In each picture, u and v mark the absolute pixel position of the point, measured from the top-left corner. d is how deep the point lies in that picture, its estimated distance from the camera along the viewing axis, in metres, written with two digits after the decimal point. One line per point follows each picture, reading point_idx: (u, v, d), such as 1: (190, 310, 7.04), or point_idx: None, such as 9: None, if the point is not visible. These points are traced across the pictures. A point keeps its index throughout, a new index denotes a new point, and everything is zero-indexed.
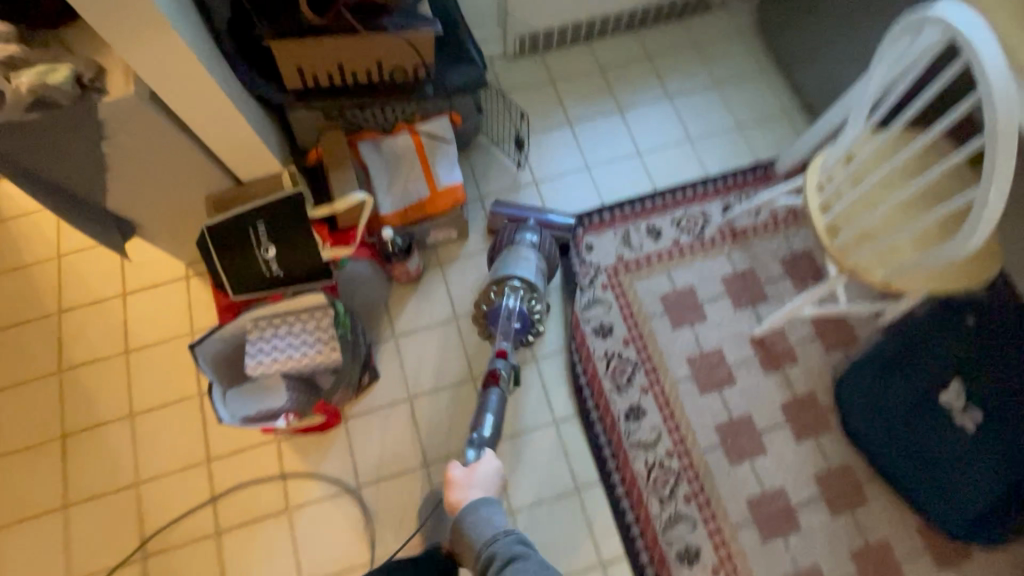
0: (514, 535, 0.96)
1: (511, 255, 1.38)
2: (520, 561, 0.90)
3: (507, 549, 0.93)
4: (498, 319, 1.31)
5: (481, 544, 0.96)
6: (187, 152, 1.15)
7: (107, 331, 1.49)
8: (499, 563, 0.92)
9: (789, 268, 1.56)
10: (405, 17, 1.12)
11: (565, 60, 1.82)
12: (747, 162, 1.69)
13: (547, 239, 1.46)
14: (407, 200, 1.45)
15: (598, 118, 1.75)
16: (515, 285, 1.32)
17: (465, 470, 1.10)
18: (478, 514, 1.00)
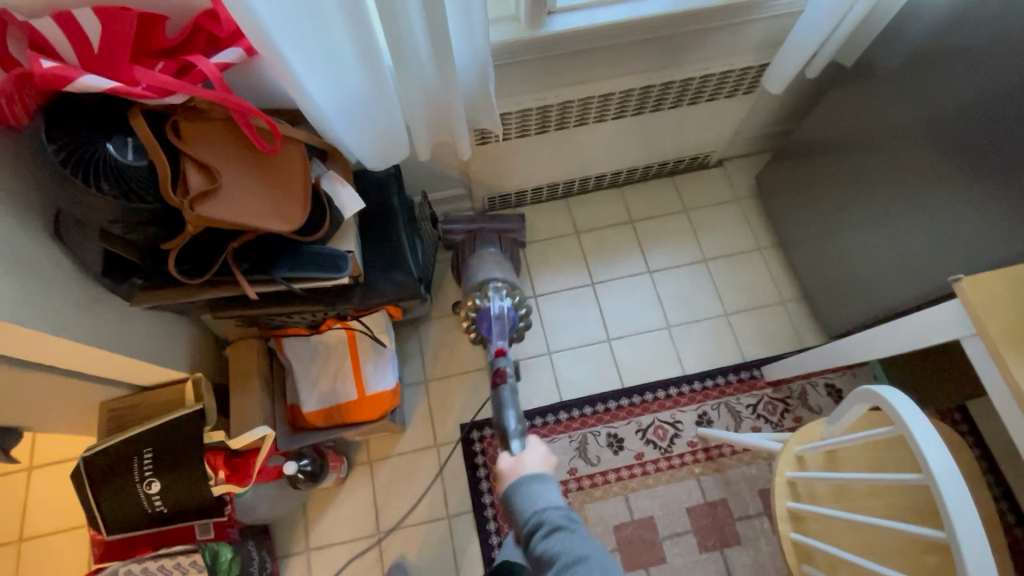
0: (565, 508, 0.81)
1: (490, 261, 1.45)
2: (564, 535, 0.77)
3: (554, 518, 0.79)
4: (490, 325, 1.28)
5: (527, 515, 0.80)
6: (65, 383, 1.03)
7: (5, 513, 1.37)
8: (544, 532, 0.78)
9: (769, 503, 1.34)
10: (304, 262, 0.97)
11: (539, 219, 1.67)
12: (732, 360, 1.49)
13: (504, 242, 1.52)
14: (332, 401, 1.30)
15: (568, 292, 1.58)
16: (496, 288, 1.38)
17: (511, 458, 0.90)
18: (521, 488, 0.84)
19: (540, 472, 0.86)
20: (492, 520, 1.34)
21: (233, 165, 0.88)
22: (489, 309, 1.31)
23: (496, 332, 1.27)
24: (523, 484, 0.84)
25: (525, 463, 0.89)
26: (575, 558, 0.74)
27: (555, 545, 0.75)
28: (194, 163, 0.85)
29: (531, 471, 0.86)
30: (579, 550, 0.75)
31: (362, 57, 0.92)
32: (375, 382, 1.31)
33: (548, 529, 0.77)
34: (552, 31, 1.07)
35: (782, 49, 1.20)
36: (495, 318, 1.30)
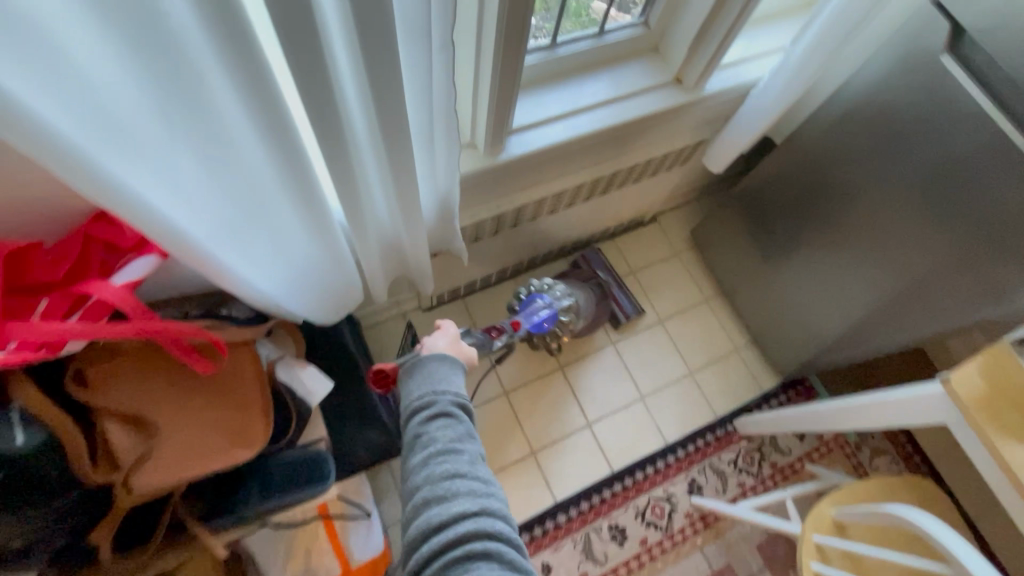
0: (462, 402, 0.80)
1: (580, 300, 1.41)
2: (448, 421, 0.77)
3: (446, 402, 0.78)
4: (533, 306, 1.25)
5: (415, 390, 0.80)
6: None
7: None
8: (429, 414, 0.77)
9: (767, 555, 1.39)
10: (278, 483, 0.78)
11: (491, 305, 1.57)
12: (706, 419, 1.52)
13: (602, 305, 1.54)
14: None
15: (536, 381, 1.50)
16: (560, 293, 1.30)
17: (437, 335, 0.89)
18: (424, 370, 0.81)
19: (442, 354, 0.84)
20: None
21: (165, 401, 0.69)
22: (535, 300, 1.27)
23: (536, 318, 1.24)
24: (427, 355, 0.83)
25: (430, 347, 0.86)
26: (454, 445, 0.75)
27: (435, 431, 0.76)
28: (116, 417, 0.65)
29: (436, 350, 0.85)
30: (459, 438, 0.76)
31: (314, 230, 0.74)
32: (360, 550, 1.13)
33: (432, 420, 0.77)
34: (515, 154, 0.98)
35: (734, 123, 1.22)
36: (541, 307, 1.25)
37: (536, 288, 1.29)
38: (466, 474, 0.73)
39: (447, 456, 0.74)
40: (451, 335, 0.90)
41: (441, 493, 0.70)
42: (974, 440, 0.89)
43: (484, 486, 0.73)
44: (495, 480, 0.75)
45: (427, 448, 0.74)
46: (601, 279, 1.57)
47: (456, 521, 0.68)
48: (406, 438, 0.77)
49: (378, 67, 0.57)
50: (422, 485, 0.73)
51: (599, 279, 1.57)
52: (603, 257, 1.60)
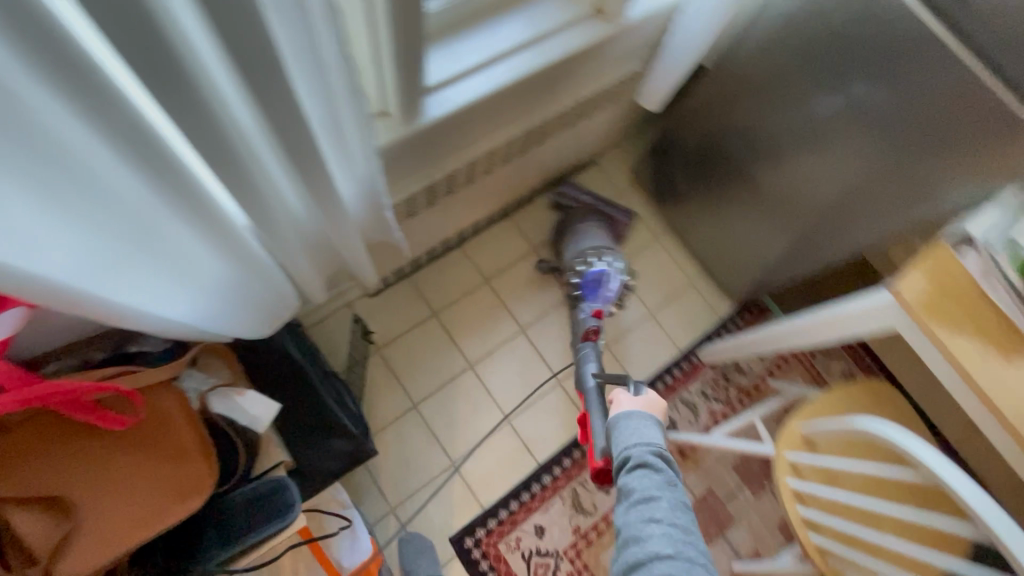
0: (659, 449, 0.82)
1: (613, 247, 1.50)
2: (645, 470, 0.80)
3: (638, 454, 0.82)
4: (599, 282, 1.43)
5: (616, 449, 0.85)
6: None
7: None
8: (629, 466, 0.81)
9: (743, 473, 1.46)
10: (236, 525, 0.71)
11: (441, 278, 1.49)
12: (672, 355, 1.54)
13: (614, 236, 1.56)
14: None
15: (501, 350, 1.46)
16: (603, 253, 1.45)
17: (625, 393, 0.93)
18: (621, 428, 0.86)
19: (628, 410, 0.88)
20: None
21: (81, 469, 0.59)
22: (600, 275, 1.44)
23: (608, 293, 1.43)
24: (618, 420, 0.88)
25: (621, 406, 0.91)
26: (653, 494, 0.78)
27: (627, 482, 0.80)
28: (23, 502, 0.55)
29: (627, 409, 0.89)
30: (659, 490, 0.78)
31: (212, 239, 0.63)
32: (348, 558, 1.08)
33: (633, 468, 0.81)
34: (434, 118, 0.88)
35: (665, 54, 1.16)
36: (602, 278, 1.43)
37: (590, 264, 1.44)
38: (667, 532, 0.75)
39: (642, 504, 0.78)
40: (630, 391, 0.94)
41: (636, 555, 0.74)
42: (924, 341, 0.92)
43: (683, 537, 0.75)
44: (698, 539, 0.76)
45: (626, 491, 0.79)
46: (598, 211, 1.56)
47: (650, 564, 0.73)
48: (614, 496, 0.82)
49: (233, 37, 0.45)
50: (620, 539, 0.78)
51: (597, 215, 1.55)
52: (582, 192, 1.55)
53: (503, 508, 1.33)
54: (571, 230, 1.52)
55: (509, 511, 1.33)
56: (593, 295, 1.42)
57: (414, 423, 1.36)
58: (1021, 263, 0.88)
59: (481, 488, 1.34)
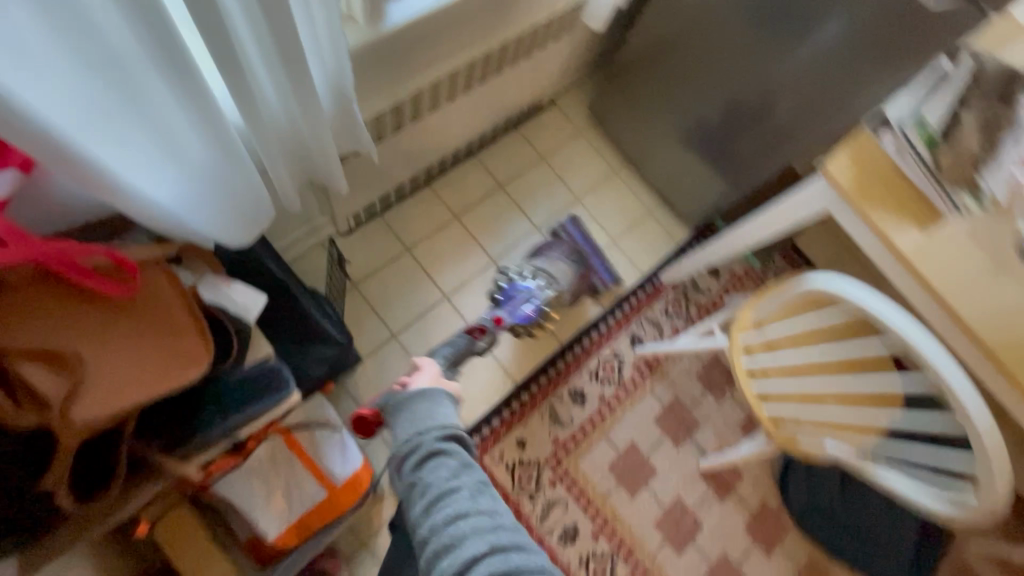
0: (449, 427, 0.69)
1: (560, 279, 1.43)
2: (439, 461, 0.66)
3: (432, 442, 0.67)
4: (513, 296, 1.30)
5: (403, 435, 0.69)
6: None
7: None
8: (416, 461, 0.66)
9: (706, 381, 1.57)
10: (231, 401, 0.74)
11: (410, 217, 1.53)
12: (635, 279, 1.64)
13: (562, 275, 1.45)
14: (299, 510, 1.10)
15: (474, 281, 1.52)
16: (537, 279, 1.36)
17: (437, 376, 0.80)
18: (405, 410, 0.71)
19: (429, 389, 0.73)
20: None
21: (81, 335, 0.61)
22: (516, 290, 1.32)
23: (518, 308, 1.26)
24: (402, 403, 0.72)
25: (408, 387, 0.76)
26: (449, 483, 0.64)
27: (429, 477, 0.65)
28: (33, 357, 0.57)
29: (414, 392, 0.73)
30: (450, 479, 0.64)
31: (199, 118, 0.66)
32: (341, 468, 1.14)
33: (420, 459, 0.66)
34: (397, 24, 0.93)
35: None
36: (516, 297, 1.31)
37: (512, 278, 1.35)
38: (475, 519, 0.61)
39: (442, 495, 0.63)
40: (431, 371, 0.79)
41: (447, 539, 0.60)
42: (853, 218, 1.03)
43: (489, 520, 0.62)
44: (504, 514, 0.64)
45: (427, 496, 0.63)
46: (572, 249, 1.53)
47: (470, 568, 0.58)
48: (408, 500, 0.65)
49: None
50: (426, 547, 0.62)
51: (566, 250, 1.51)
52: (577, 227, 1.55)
53: (486, 424, 1.40)
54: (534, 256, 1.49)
55: (491, 427, 1.40)
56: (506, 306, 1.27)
57: (395, 351, 1.41)
58: (927, 136, 0.99)
59: (463, 409, 1.41)
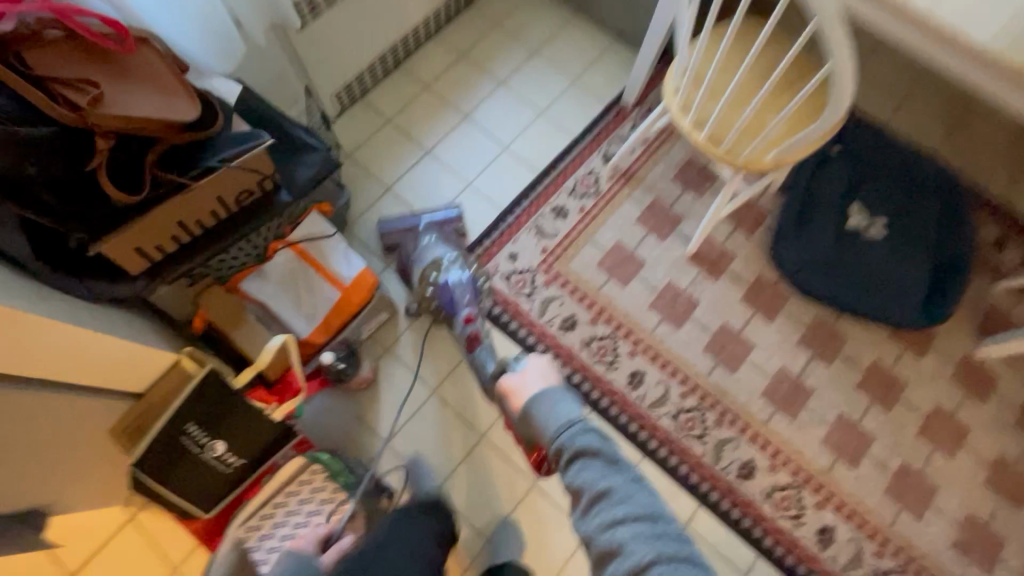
0: (586, 422, 0.86)
1: (437, 249, 1.46)
2: (586, 460, 0.82)
3: (577, 443, 0.83)
4: (452, 294, 1.39)
5: (551, 432, 0.86)
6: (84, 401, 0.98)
7: None
8: (566, 457, 0.83)
9: (683, 180, 1.65)
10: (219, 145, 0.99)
11: (387, 95, 1.74)
12: (600, 107, 1.75)
13: (446, 233, 1.52)
14: (321, 308, 1.31)
15: (451, 135, 1.70)
16: (449, 261, 1.43)
17: (517, 377, 0.95)
18: (538, 405, 0.89)
19: (549, 389, 0.90)
20: (511, 319, 1.49)
21: (92, 70, 0.85)
22: (445, 287, 1.40)
23: (466, 295, 1.40)
24: (536, 400, 0.90)
25: (527, 389, 0.92)
26: (599, 479, 0.80)
27: (579, 474, 0.81)
28: (66, 86, 0.82)
29: (540, 389, 0.91)
30: (598, 475, 0.80)
31: None
32: (347, 271, 1.34)
33: (569, 463, 0.83)
34: None
35: None
36: (453, 293, 1.40)
37: (436, 282, 1.41)
38: (623, 494, 0.78)
39: (593, 487, 0.80)
40: (542, 368, 0.95)
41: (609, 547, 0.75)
42: None
43: (639, 497, 0.79)
44: (647, 485, 0.81)
45: (583, 496, 0.80)
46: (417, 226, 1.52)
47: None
48: (564, 486, 0.83)
49: None
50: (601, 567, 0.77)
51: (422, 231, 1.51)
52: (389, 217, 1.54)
53: (478, 245, 1.57)
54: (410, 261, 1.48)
55: (483, 247, 1.57)
56: (457, 306, 1.39)
57: (390, 201, 1.62)
58: None
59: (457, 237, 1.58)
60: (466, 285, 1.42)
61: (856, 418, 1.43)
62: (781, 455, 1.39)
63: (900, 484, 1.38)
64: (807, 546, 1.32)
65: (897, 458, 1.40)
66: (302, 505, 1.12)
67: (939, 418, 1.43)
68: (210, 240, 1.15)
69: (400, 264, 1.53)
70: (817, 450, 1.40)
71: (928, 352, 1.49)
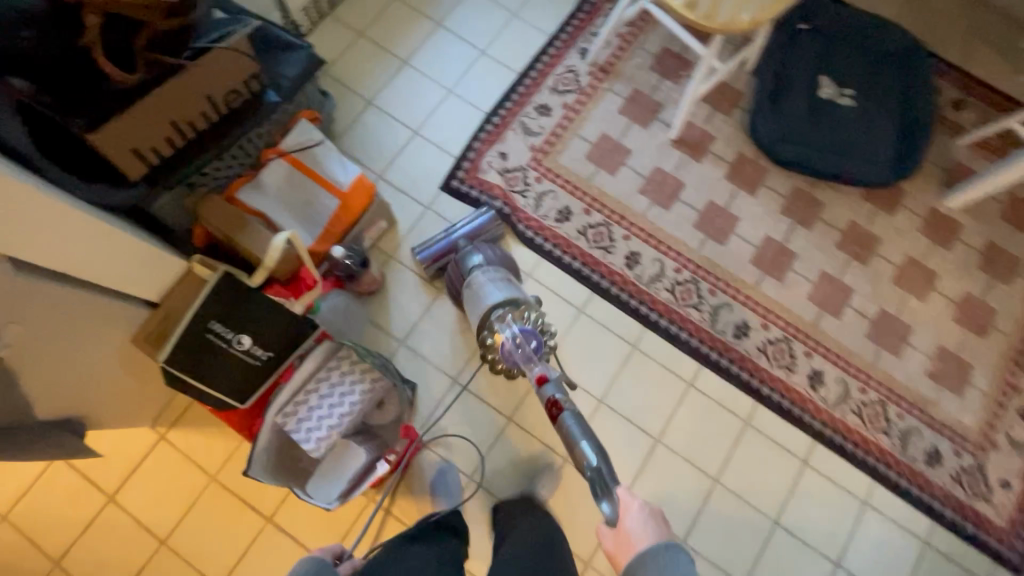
0: None
1: (483, 285, 1.24)
2: None
3: None
4: (513, 357, 1.12)
5: None
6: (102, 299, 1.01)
7: (128, 533, 1.29)
8: None
9: (661, 69, 1.68)
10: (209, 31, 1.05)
11: (356, 8, 1.70)
12: (572, 4, 1.74)
13: (491, 251, 1.35)
14: (322, 215, 1.32)
15: (426, 44, 1.68)
16: (498, 314, 1.16)
17: (615, 529, 0.97)
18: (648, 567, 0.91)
19: (655, 548, 0.92)
20: (508, 217, 1.53)
21: None
22: (505, 346, 1.13)
23: (530, 349, 1.12)
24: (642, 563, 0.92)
25: (636, 540, 0.94)
26: None
27: None
28: None
29: (649, 546, 0.93)
30: None
31: None
32: (344, 176, 1.35)
33: None
34: None
35: None
36: (513, 348, 1.12)
37: (492, 337, 1.15)
38: None
39: None
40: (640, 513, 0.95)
41: None
42: None
43: None
44: None
45: None
46: (457, 248, 1.39)
47: None
48: None
49: None
50: None
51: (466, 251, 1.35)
52: (427, 240, 1.42)
53: (467, 149, 1.58)
54: (467, 299, 1.27)
55: (473, 151, 1.58)
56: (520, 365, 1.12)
57: (374, 113, 1.61)
58: None
59: (445, 143, 1.59)
60: (528, 337, 1.13)
61: (837, 274, 1.54)
62: (772, 314, 1.49)
63: (879, 328, 1.51)
64: (800, 390, 1.45)
65: (876, 306, 1.52)
66: (332, 387, 1.15)
67: (911, 266, 1.56)
68: (205, 146, 1.14)
69: (454, 292, 1.38)
70: (803, 306, 1.51)
71: (898, 209, 1.60)
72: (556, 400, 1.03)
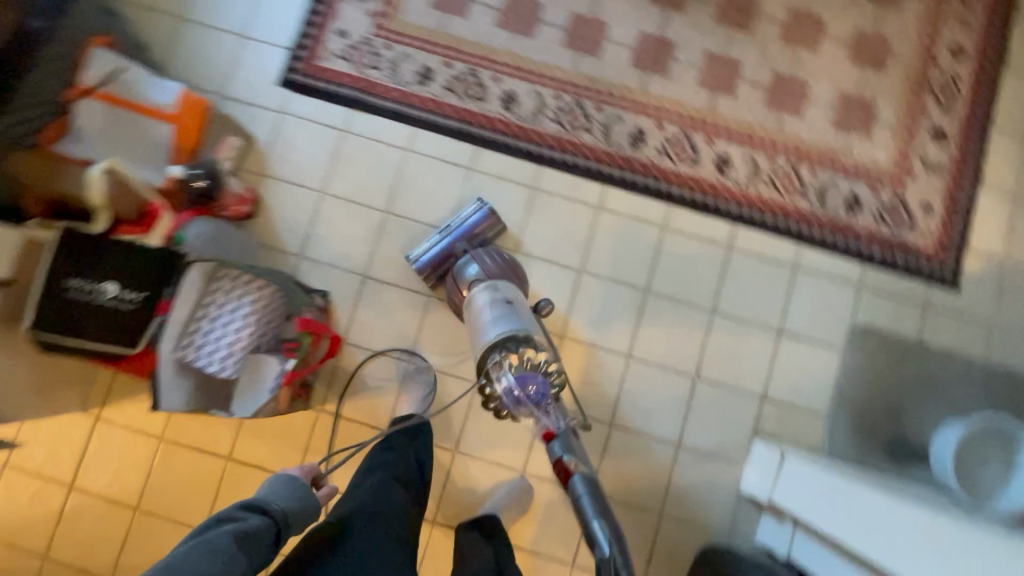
0: None
1: (487, 319, 1.11)
2: None
3: None
4: (512, 405, 1.07)
5: None
6: None
7: (100, 510, 1.31)
8: None
9: None
10: None
11: None
12: None
13: (492, 259, 1.23)
14: (160, 145, 1.24)
15: None
16: (495, 359, 1.08)
17: None
18: None
19: None
20: (368, 96, 1.42)
21: None
22: (511, 395, 1.07)
23: (539, 401, 1.05)
24: None
25: None
26: None
27: None
28: None
29: None
30: None
31: None
32: (166, 97, 1.24)
33: None
34: None
35: None
36: (515, 400, 1.07)
37: (495, 382, 1.08)
38: None
39: None
40: None
41: None
42: None
43: None
44: None
45: None
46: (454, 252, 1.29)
47: None
48: None
49: None
50: None
51: (466, 258, 1.26)
52: (421, 247, 1.31)
53: (304, 38, 1.43)
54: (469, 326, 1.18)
55: (310, 37, 1.44)
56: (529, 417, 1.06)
57: (191, 29, 1.44)
58: None
59: (279, 37, 1.44)
60: (536, 389, 1.05)
61: (722, 50, 1.45)
62: (664, 112, 1.42)
63: (777, 93, 1.44)
64: (710, 179, 1.41)
65: (769, 71, 1.44)
66: (221, 308, 1.12)
67: (797, 19, 1.46)
68: None
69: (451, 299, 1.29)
70: (695, 94, 1.43)
71: None
72: (566, 468, 0.99)
